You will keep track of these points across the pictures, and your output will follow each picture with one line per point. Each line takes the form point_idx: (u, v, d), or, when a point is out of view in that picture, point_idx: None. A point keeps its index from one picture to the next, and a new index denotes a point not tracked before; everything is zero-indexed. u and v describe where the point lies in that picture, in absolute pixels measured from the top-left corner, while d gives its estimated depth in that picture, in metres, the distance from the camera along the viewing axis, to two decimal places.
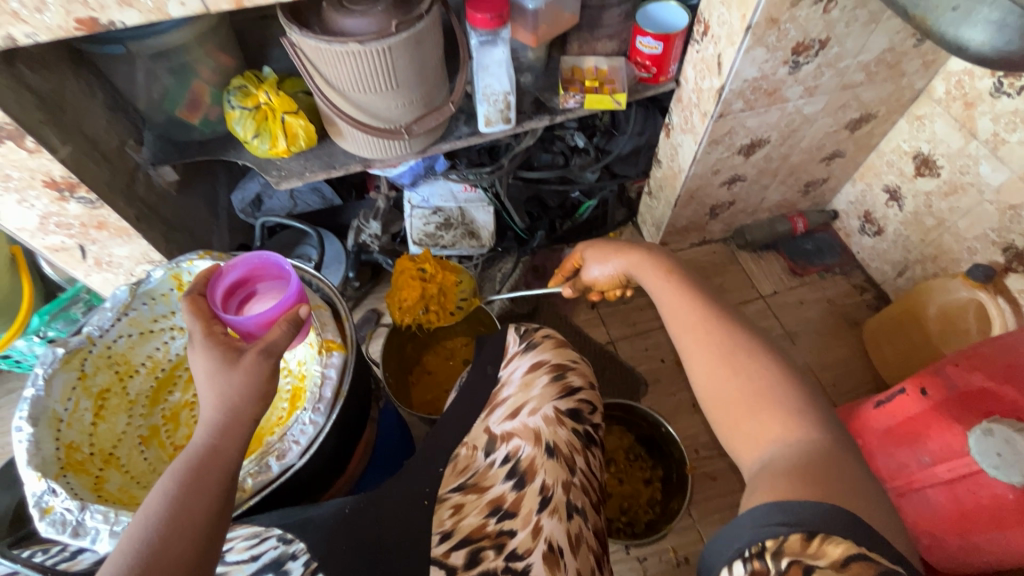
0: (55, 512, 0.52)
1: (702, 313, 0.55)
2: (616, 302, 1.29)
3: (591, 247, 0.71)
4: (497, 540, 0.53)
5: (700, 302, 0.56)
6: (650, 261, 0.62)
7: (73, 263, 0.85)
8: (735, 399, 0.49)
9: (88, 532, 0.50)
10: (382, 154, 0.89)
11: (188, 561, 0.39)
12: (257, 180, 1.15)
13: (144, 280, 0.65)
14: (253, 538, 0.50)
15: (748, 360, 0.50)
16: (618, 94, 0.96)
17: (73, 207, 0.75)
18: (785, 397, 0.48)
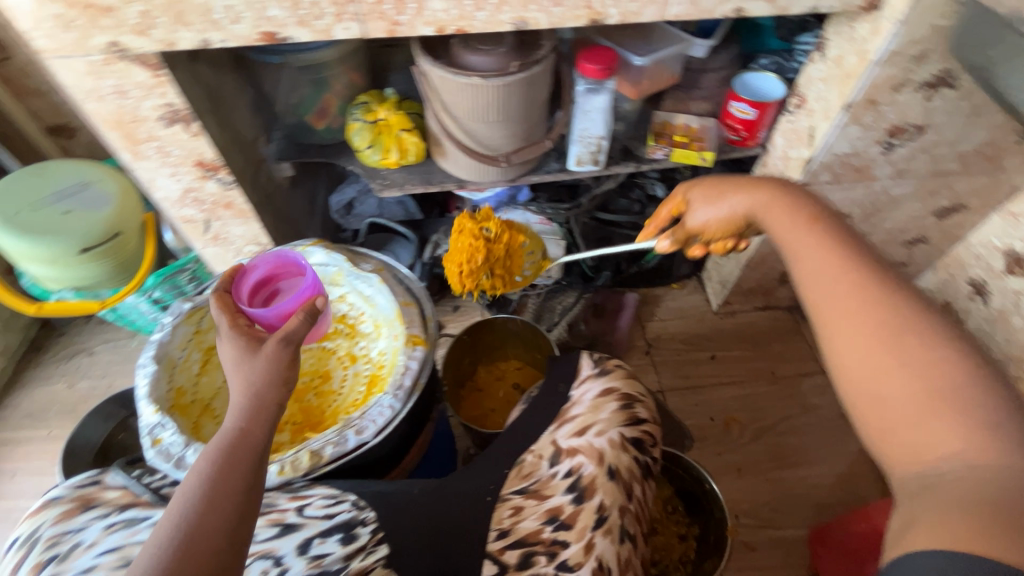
0: (162, 443, 0.61)
1: (862, 278, 0.51)
2: (670, 352, 1.30)
3: (708, 186, 0.69)
4: (550, 548, 0.58)
5: (853, 266, 0.52)
6: (787, 202, 0.60)
7: (195, 236, 0.95)
8: (896, 393, 0.46)
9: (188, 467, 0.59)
10: (478, 177, 0.97)
11: (223, 528, 0.46)
12: (355, 186, 1.26)
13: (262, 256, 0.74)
14: (330, 498, 0.59)
15: (918, 346, 0.47)
16: (705, 152, 1.00)
17: (210, 185, 0.86)
18: (960, 395, 0.44)
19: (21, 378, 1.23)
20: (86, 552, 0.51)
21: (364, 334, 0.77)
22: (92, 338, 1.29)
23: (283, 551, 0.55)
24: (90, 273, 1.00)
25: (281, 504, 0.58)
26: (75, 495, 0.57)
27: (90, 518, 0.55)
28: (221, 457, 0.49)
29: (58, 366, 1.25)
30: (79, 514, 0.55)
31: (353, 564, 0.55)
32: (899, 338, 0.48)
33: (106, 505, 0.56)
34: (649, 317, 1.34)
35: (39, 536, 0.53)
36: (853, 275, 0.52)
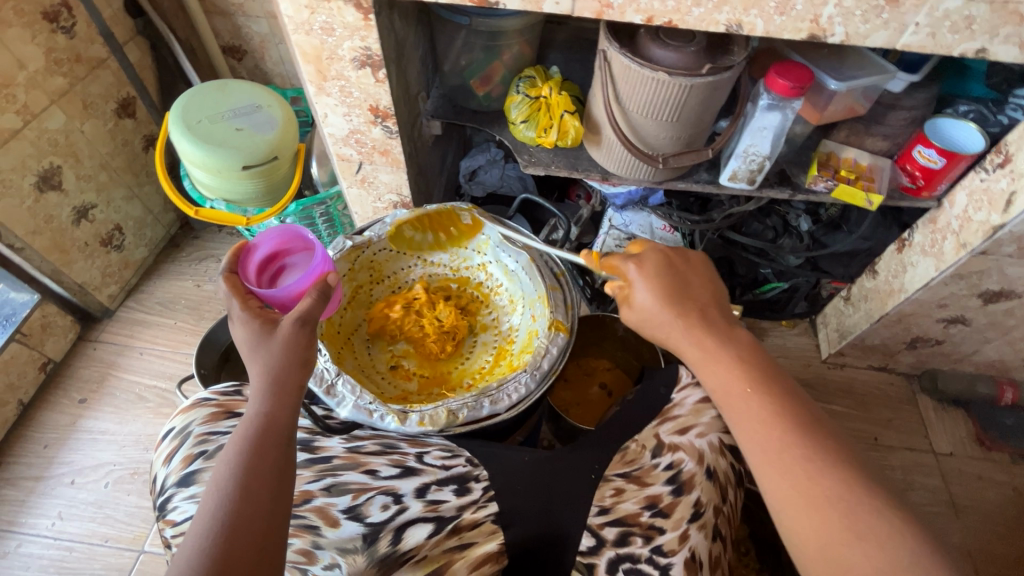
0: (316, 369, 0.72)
1: (793, 435, 0.57)
2: None
3: (654, 288, 0.69)
4: (646, 531, 0.62)
5: (788, 429, 0.57)
6: (726, 351, 0.64)
7: (345, 174, 1.00)
8: (855, 560, 0.50)
9: (337, 396, 0.70)
10: (626, 172, 0.95)
11: (267, 493, 0.53)
12: (486, 155, 1.28)
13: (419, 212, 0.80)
14: (447, 451, 0.67)
15: (862, 514, 0.52)
16: (873, 193, 0.92)
17: (375, 131, 0.89)
18: (910, 556, 0.49)
19: (158, 269, 1.36)
20: None
21: (497, 306, 0.83)
22: (221, 247, 1.40)
23: (404, 491, 0.62)
24: (243, 189, 1.08)
25: (403, 449, 0.67)
26: (219, 401, 0.68)
27: (232, 424, 0.65)
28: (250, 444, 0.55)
29: (189, 265, 1.37)
30: (224, 420, 0.66)
31: (465, 515, 0.61)
32: (850, 505, 0.52)
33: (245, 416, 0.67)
34: None
35: (191, 432, 0.64)
36: (791, 443, 0.56)
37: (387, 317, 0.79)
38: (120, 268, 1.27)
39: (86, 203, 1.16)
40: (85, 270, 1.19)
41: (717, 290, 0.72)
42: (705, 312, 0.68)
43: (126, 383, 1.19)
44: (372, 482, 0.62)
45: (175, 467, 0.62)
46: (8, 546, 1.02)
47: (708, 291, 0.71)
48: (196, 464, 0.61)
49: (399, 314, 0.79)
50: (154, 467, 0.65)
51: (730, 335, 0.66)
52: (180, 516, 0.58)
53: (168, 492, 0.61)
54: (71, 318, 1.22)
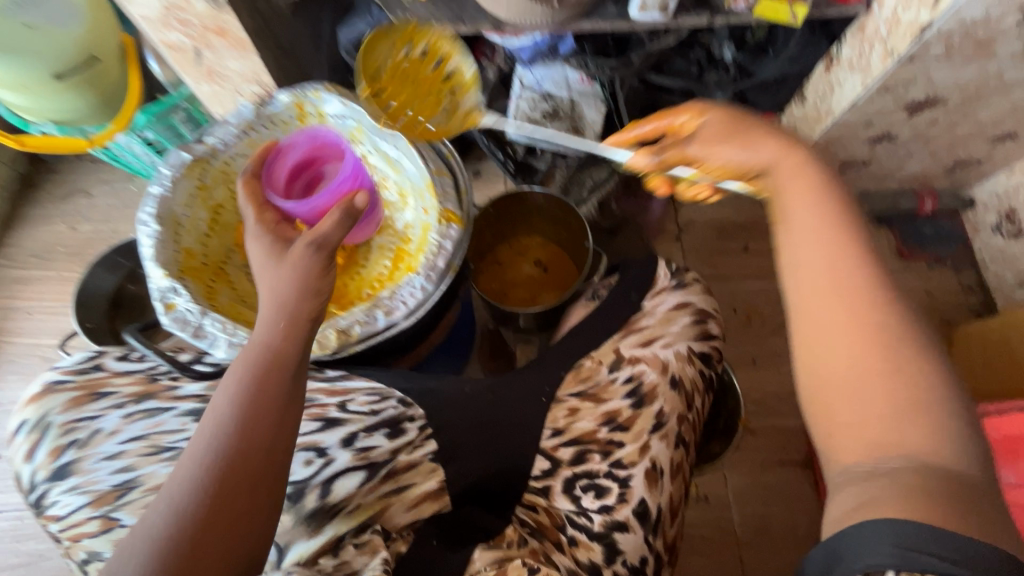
0: (176, 310, 0.67)
1: (866, 271, 0.51)
2: (700, 237, 1.23)
3: (718, 124, 0.60)
4: (604, 447, 0.60)
5: (862, 263, 0.51)
6: (809, 182, 0.55)
7: (186, 67, 0.82)
8: (882, 398, 0.47)
9: (208, 338, 0.65)
10: (518, 19, 0.80)
11: (270, 427, 0.52)
12: (365, 19, 1.05)
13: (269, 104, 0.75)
14: (375, 395, 0.62)
15: (908, 354, 0.48)
16: (798, 6, 0.82)
17: (197, 4, 0.70)
18: (936, 403, 0.47)
19: (19, 216, 1.17)
20: (107, 438, 0.55)
21: (388, 202, 0.80)
22: (87, 177, 1.20)
23: (329, 443, 0.58)
24: (67, 103, 0.88)
25: (323, 400, 0.62)
26: (78, 381, 0.58)
27: (103, 406, 0.57)
28: (253, 374, 0.53)
29: (54, 206, 1.18)
30: (91, 403, 0.57)
31: (400, 457, 0.58)
32: (894, 344, 0.48)
33: (118, 394, 0.57)
34: (684, 200, 1.25)
35: (51, 423, 0.55)
36: (845, 281, 0.50)
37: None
38: None
39: None
40: None
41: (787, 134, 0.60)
42: (784, 146, 0.58)
43: (23, 347, 1.09)
44: None
45: (42, 462, 0.54)
46: None
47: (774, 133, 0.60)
48: (68, 455, 0.54)
49: None
50: (14, 464, 0.56)
51: (826, 177, 0.56)
52: (62, 510, 0.52)
53: (42, 488, 0.54)
54: None
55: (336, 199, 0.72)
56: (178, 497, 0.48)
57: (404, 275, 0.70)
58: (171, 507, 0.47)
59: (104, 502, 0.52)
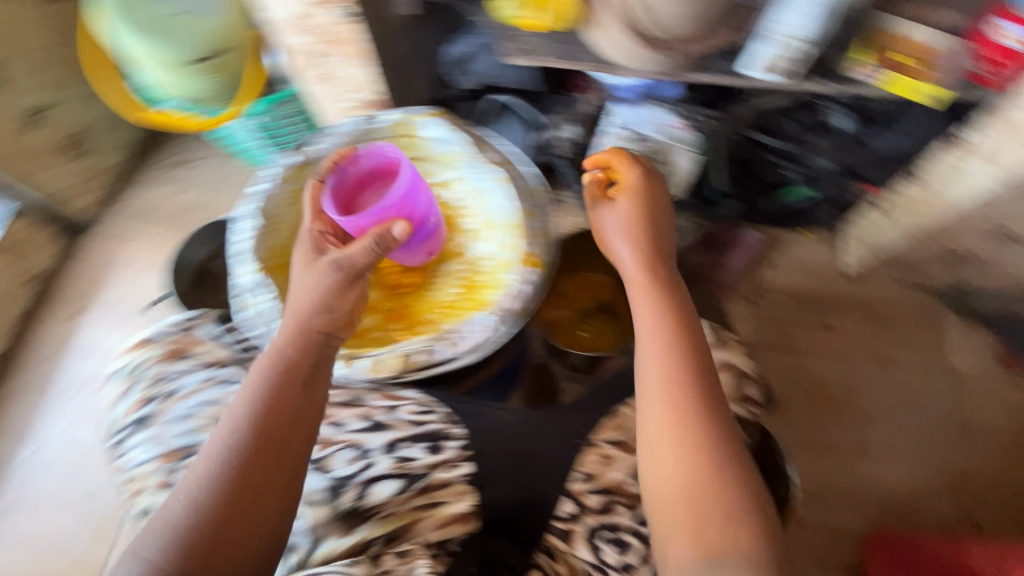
0: (251, 309, 0.75)
1: (670, 362, 0.62)
2: (773, 304, 1.17)
3: (627, 215, 0.75)
4: (631, 501, 0.61)
5: (676, 357, 0.62)
6: (653, 293, 0.68)
7: (303, 68, 0.86)
8: (691, 482, 0.55)
9: None
10: (632, 64, 0.79)
11: (276, 432, 0.57)
12: (475, 40, 1.10)
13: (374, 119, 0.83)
14: (421, 406, 0.65)
15: (703, 451, 0.57)
16: (935, 91, 0.75)
17: (327, 14, 0.74)
18: (730, 490, 0.54)
19: (134, 175, 1.30)
20: (177, 400, 0.69)
21: (465, 230, 0.83)
22: (195, 150, 1.31)
23: (372, 446, 0.62)
24: (199, 86, 0.95)
25: (374, 403, 0.65)
26: (171, 338, 0.74)
27: (183, 368, 0.71)
28: (270, 381, 0.59)
29: (166, 170, 1.30)
30: (175, 363, 0.72)
31: (436, 474, 0.61)
32: (693, 434, 0.58)
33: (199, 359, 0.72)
34: (763, 262, 1.19)
35: (146, 373, 0.71)
36: (673, 370, 0.61)
37: None
38: (89, 174, 1.21)
39: (37, 104, 1.07)
40: (53, 179, 1.13)
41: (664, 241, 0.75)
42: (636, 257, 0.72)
43: (116, 295, 1.18)
44: (337, 435, 0.63)
45: (134, 408, 0.69)
46: (26, 448, 1.06)
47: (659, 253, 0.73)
48: (149, 406, 0.69)
49: None
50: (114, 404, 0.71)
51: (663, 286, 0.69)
52: (138, 458, 0.67)
53: (120, 433, 0.69)
54: (52, 229, 1.19)
55: (378, 224, 0.67)
56: (192, 499, 0.53)
57: (472, 309, 0.74)
58: (185, 507, 0.53)
59: (171, 458, 0.66)
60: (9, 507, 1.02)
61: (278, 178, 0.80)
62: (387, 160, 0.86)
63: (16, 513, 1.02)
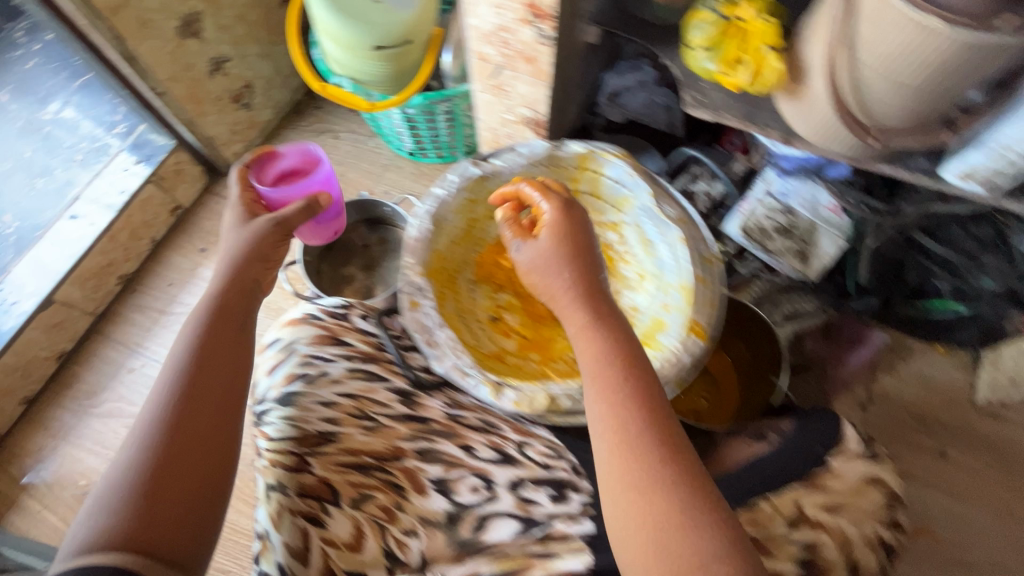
0: (418, 308, 0.67)
1: (617, 377, 0.57)
2: (891, 415, 1.08)
3: (547, 255, 0.64)
4: None
5: (618, 380, 0.57)
6: (572, 305, 0.62)
7: (480, 76, 0.87)
8: (644, 518, 0.51)
9: (438, 349, 0.65)
10: (819, 140, 0.75)
11: (206, 377, 0.58)
12: (636, 75, 1.15)
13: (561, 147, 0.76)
14: (551, 450, 0.62)
15: (649, 474, 0.52)
16: None
17: (526, 33, 0.75)
18: (699, 516, 0.50)
19: (280, 134, 1.37)
20: (330, 386, 0.59)
21: (623, 277, 0.78)
22: (340, 123, 1.38)
23: (498, 479, 0.57)
24: (371, 69, 1.00)
25: (503, 432, 0.61)
26: (325, 322, 0.64)
27: (336, 353, 0.61)
28: (206, 325, 0.61)
29: (309, 136, 1.37)
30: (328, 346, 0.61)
31: (557, 524, 0.56)
32: (641, 457, 0.53)
33: (349, 347, 0.61)
34: (885, 369, 1.10)
35: (296, 350, 0.61)
36: (616, 394, 0.56)
37: (497, 263, 0.80)
38: (244, 125, 1.29)
39: (222, 55, 1.16)
40: (215, 124, 1.22)
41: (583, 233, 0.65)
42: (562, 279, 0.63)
43: None
44: (467, 460, 0.58)
45: (276, 383, 0.59)
46: (135, 363, 1.14)
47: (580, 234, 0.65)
48: (295, 386, 0.58)
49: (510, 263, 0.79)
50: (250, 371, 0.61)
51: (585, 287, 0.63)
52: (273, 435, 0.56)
53: (265, 404, 0.59)
54: (200, 168, 1.27)
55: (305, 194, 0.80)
56: (133, 454, 0.53)
57: None
58: (128, 464, 0.52)
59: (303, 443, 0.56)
60: (109, 413, 1.10)
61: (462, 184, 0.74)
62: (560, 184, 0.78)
63: (113, 421, 1.09)
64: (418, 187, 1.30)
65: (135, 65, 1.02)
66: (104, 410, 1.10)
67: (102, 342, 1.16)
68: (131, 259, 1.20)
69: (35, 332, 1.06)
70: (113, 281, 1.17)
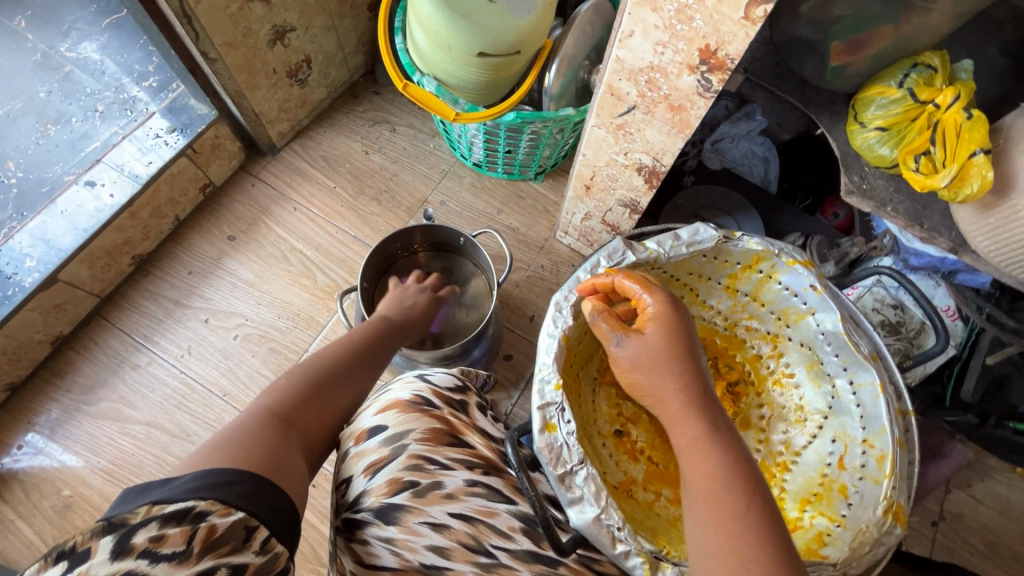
0: (552, 433, 0.55)
1: (732, 503, 0.44)
2: (964, 540, 0.99)
3: (653, 349, 0.53)
4: None
5: (732, 510, 0.43)
6: (677, 400, 0.50)
7: (602, 112, 0.74)
8: None
9: (576, 494, 0.53)
10: (999, 263, 0.65)
11: (372, 362, 0.65)
12: (747, 123, 1.05)
13: (732, 240, 0.66)
14: None
15: None
16: None
17: (685, 80, 0.63)
18: None
19: (331, 117, 1.22)
20: (447, 502, 0.46)
21: (772, 402, 0.76)
22: (399, 114, 1.23)
23: None
24: (463, 75, 0.87)
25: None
26: (445, 412, 0.51)
27: (456, 457, 0.49)
28: (381, 328, 0.72)
29: (362, 124, 1.22)
30: (446, 449, 0.49)
31: None
32: None
33: (471, 452, 0.50)
34: (960, 485, 1.02)
35: (406, 446, 0.47)
36: (732, 525, 0.43)
37: None
38: (295, 104, 1.14)
39: (286, 24, 1.00)
40: (265, 99, 1.07)
41: (687, 320, 0.55)
42: (672, 374, 0.51)
43: (275, 236, 1.11)
44: None
45: (376, 489, 0.46)
46: (140, 359, 1.01)
47: (686, 322, 0.54)
48: (400, 497, 0.45)
49: None
50: (347, 463, 0.49)
51: (693, 379, 0.51)
52: (370, 560, 0.44)
53: (358, 512, 0.46)
54: (239, 144, 1.12)
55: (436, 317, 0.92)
56: (302, 369, 0.57)
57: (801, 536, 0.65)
58: (295, 374, 0.56)
59: None
60: (105, 413, 0.97)
61: (615, 259, 0.64)
62: (706, 278, 0.74)
63: (108, 423, 0.96)
64: (477, 203, 1.16)
65: (190, 25, 0.87)
66: (100, 409, 0.97)
67: (106, 329, 1.03)
68: (149, 238, 1.06)
69: (33, 313, 0.92)
70: (126, 261, 1.03)
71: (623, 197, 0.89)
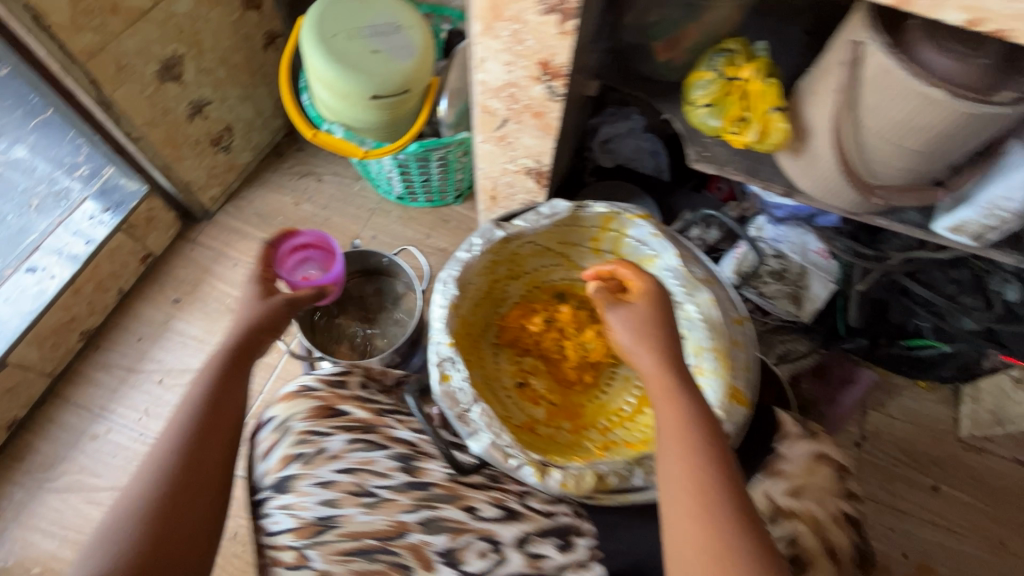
0: (449, 382, 0.71)
1: (692, 440, 0.55)
2: (886, 454, 1.10)
3: (640, 319, 0.63)
4: None
5: (694, 444, 0.55)
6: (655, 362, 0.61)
7: (483, 128, 0.86)
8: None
9: (471, 426, 0.69)
10: (821, 195, 0.79)
11: (218, 419, 0.63)
12: (627, 123, 1.18)
13: (584, 207, 0.81)
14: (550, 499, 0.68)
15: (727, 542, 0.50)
16: None
17: (537, 89, 0.75)
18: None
19: (260, 177, 1.31)
20: (328, 461, 0.63)
21: None
22: (323, 165, 1.33)
23: (503, 538, 0.62)
24: (364, 118, 0.98)
25: (504, 487, 0.68)
26: (323, 393, 0.68)
27: (333, 426, 0.65)
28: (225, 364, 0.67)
29: (290, 178, 1.31)
30: (326, 420, 0.66)
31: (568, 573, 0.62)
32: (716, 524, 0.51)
33: (347, 418, 0.67)
34: (876, 407, 1.13)
35: (290, 428, 0.65)
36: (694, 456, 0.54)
37: (525, 329, 0.89)
38: (222, 170, 1.23)
39: (203, 98, 1.11)
40: (193, 169, 1.16)
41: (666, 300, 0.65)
42: (657, 342, 0.62)
43: (218, 292, 1.18)
44: (469, 522, 0.62)
45: (272, 466, 0.64)
46: (98, 429, 1.04)
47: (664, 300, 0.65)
48: (292, 466, 0.63)
49: (539, 330, 0.89)
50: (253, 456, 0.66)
51: (671, 345, 0.62)
52: (274, 526, 0.62)
53: (264, 490, 0.64)
54: (174, 214, 1.20)
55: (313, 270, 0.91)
56: (142, 483, 0.59)
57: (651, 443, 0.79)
58: (135, 493, 0.58)
59: (305, 532, 0.61)
60: (69, 487, 0.99)
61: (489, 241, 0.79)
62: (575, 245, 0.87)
63: (72, 495, 0.99)
64: (407, 232, 1.26)
65: (111, 111, 0.97)
66: (63, 484, 0.99)
67: (61, 406, 1.06)
68: (95, 313, 1.11)
69: None
70: (74, 338, 1.08)
71: (524, 200, 1.00)
